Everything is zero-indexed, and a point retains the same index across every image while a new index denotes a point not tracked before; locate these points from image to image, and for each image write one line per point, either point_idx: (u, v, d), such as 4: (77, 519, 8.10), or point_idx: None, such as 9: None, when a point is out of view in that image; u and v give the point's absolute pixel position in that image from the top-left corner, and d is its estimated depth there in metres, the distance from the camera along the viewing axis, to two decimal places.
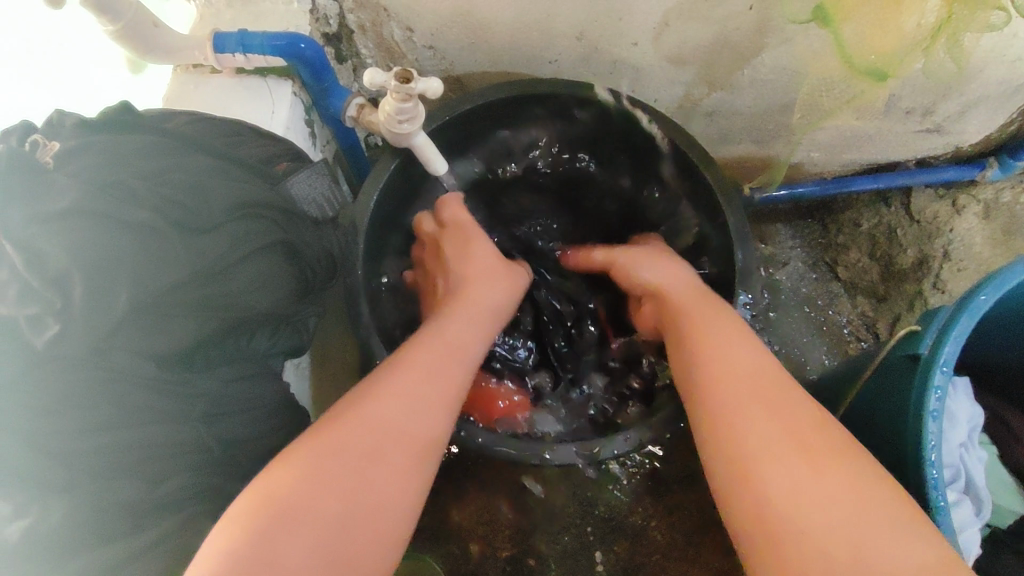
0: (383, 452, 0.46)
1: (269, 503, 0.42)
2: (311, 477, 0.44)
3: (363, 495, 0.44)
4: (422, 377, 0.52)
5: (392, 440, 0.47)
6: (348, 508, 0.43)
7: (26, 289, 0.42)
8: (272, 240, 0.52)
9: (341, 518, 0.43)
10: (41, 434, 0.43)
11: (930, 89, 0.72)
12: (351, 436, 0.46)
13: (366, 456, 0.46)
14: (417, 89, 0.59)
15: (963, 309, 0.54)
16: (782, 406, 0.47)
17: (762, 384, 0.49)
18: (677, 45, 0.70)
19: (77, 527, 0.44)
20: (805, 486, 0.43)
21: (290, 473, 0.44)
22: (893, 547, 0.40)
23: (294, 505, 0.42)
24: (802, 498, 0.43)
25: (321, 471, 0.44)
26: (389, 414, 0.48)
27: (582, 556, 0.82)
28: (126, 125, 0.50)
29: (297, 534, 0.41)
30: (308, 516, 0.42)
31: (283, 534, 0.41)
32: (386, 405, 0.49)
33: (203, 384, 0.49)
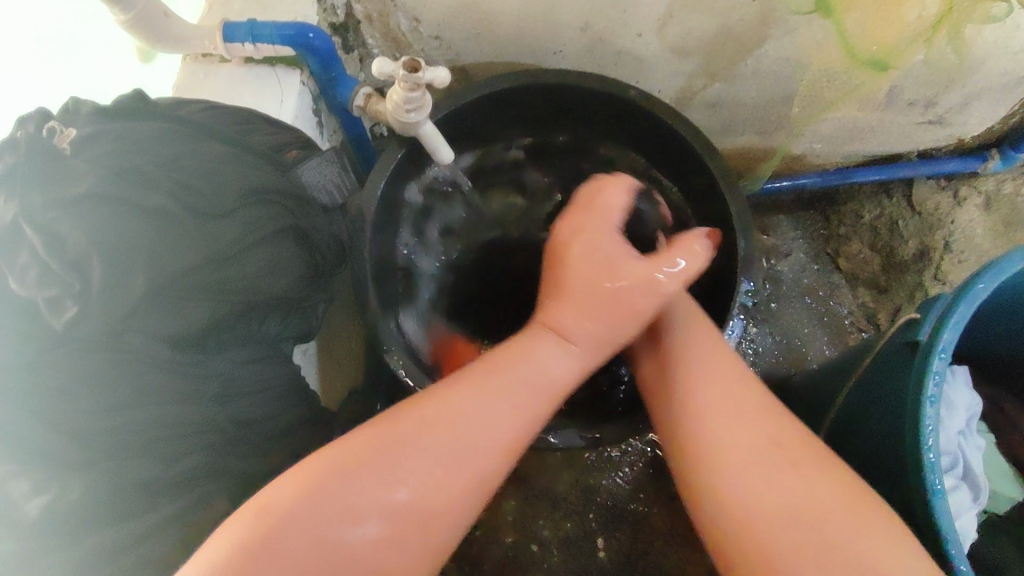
0: (439, 468, 0.45)
1: (297, 507, 0.41)
2: (354, 481, 0.42)
3: (402, 505, 0.43)
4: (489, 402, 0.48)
5: (458, 463, 0.45)
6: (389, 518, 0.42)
7: (45, 272, 0.44)
8: (284, 226, 0.53)
9: (373, 529, 0.42)
10: (60, 412, 0.44)
11: (934, 80, 0.72)
12: (395, 449, 0.44)
13: (425, 471, 0.44)
14: (425, 78, 0.60)
15: (962, 296, 0.55)
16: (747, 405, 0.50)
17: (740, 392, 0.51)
18: (681, 37, 0.71)
19: (95, 503, 0.44)
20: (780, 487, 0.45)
21: (339, 466, 0.43)
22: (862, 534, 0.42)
23: (340, 502, 0.41)
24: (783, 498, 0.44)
25: (372, 475, 0.43)
26: (459, 440, 0.46)
27: (585, 542, 0.83)
28: (139, 112, 0.51)
29: (308, 527, 0.40)
30: (331, 522, 0.41)
31: (296, 530, 0.40)
32: (462, 431, 0.46)
33: (216, 364, 0.50)
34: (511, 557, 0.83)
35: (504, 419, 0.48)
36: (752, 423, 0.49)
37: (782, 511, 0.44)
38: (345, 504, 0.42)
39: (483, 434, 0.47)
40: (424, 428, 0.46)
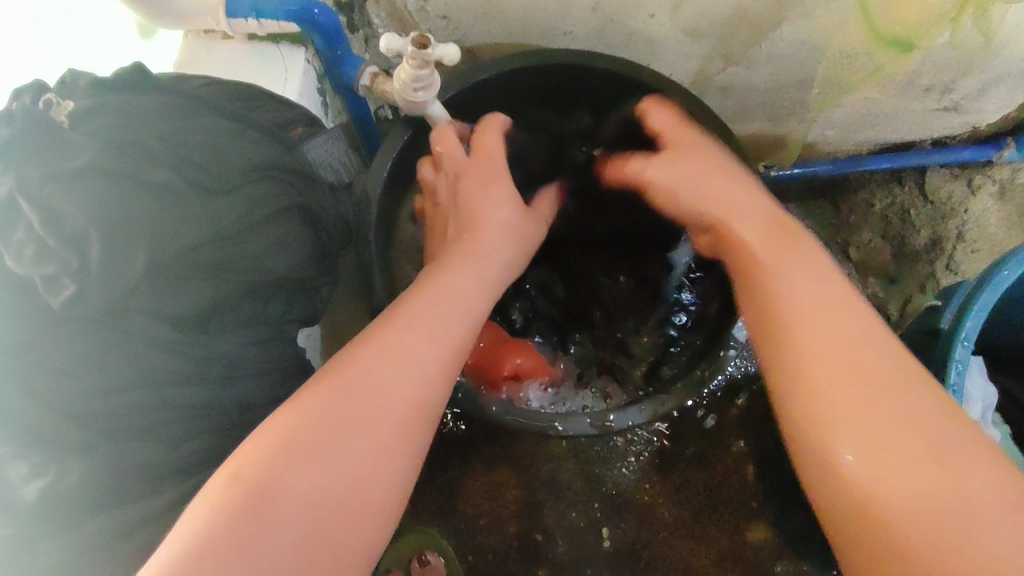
0: (377, 418, 0.42)
1: (258, 490, 0.38)
2: (307, 446, 0.40)
3: (351, 468, 0.40)
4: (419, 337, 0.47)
5: (389, 407, 0.43)
6: (339, 483, 0.39)
7: (42, 247, 0.42)
8: (289, 203, 0.51)
9: (336, 495, 0.39)
10: (60, 393, 0.43)
11: (952, 65, 0.70)
12: (342, 410, 0.41)
13: (360, 423, 0.41)
14: (434, 56, 0.57)
15: (986, 284, 0.54)
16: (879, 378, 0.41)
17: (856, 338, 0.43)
18: (695, 18, 0.69)
19: (96, 487, 0.43)
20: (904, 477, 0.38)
21: (269, 445, 0.39)
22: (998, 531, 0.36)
23: (281, 484, 0.38)
24: (915, 488, 0.38)
25: (313, 451, 0.39)
26: (394, 381, 0.44)
27: (589, 531, 0.82)
28: (141, 84, 0.49)
29: (281, 504, 0.38)
30: (287, 497, 0.38)
31: (267, 509, 0.37)
32: (397, 371, 0.44)
33: (219, 346, 0.48)
34: (514, 546, 0.82)
35: (437, 354, 0.47)
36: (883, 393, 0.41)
37: (920, 513, 0.37)
38: (291, 485, 0.38)
39: (413, 372, 0.45)
40: (359, 375, 0.43)
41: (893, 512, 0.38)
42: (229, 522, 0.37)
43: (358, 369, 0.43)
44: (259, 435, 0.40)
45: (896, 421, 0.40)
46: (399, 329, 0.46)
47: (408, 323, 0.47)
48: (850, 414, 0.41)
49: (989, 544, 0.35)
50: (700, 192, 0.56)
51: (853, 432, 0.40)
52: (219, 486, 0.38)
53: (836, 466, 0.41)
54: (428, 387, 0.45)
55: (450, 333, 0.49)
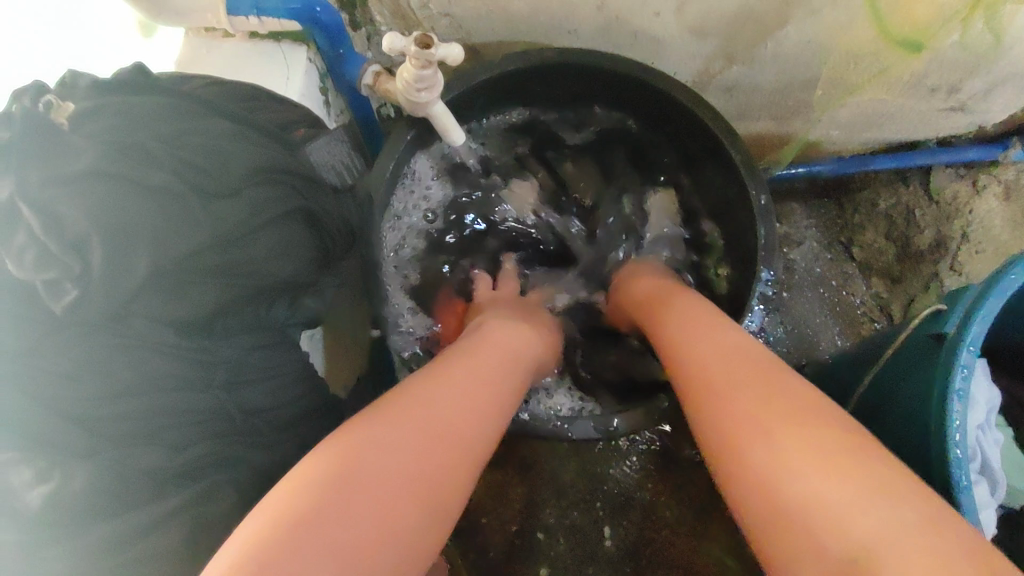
0: (425, 446, 0.41)
1: (310, 500, 0.36)
2: (355, 459, 0.39)
3: (387, 482, 0.38)
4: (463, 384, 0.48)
5: (439, 437, 0.42)
6: (383, 505, 0.38)
7: (42, 253, 0.41)
8: (293, 207, 0.51)
9: (381, 516, 0.37)
10: (64, 399, 0.42)
11: (961, 65, 0.69)
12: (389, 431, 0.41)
13: (404, 448, 0.40)
14: (438, 56, 0.57)
15: (992, 289, 0.53)
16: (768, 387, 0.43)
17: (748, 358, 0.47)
18: (700, 17, 0.68)
19: (101, 493, 0.43)
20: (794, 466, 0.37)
21: (327, 462, 0.38)
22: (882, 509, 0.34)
23: (328, 507, 0.36)
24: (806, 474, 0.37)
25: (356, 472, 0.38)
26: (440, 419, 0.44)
27: (591, 530, 0.82)
28: (142, 86, 0.49)
29: (331, 515, 0.36)
30: (336, 512, 0.36)
31: (317, 521, 0.35)
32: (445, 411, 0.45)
33: (223, 351, 0.48)
34: (516, 545, 0.82)
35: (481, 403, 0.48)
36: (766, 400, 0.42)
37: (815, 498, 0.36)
38: (339, 509, 0.36)
39: (454, 409, 0.45)
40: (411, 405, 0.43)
41: (766, 482, 0.38)
42: (289, 550, 0.34)
43: (398, 403, 0.43)
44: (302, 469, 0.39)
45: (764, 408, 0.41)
46: (435, 379, 0.47)
47: (449, 375, 0.48)
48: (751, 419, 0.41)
49: (871, 521, 0.33)
50: (661, 289, 0.67)
51: (752, 433, 0.40)
52: (264, 517, 0.36)
53: (740, 464, 0.40)
54: (472, 426, 0.45)
55: (488, 385, 0.50)
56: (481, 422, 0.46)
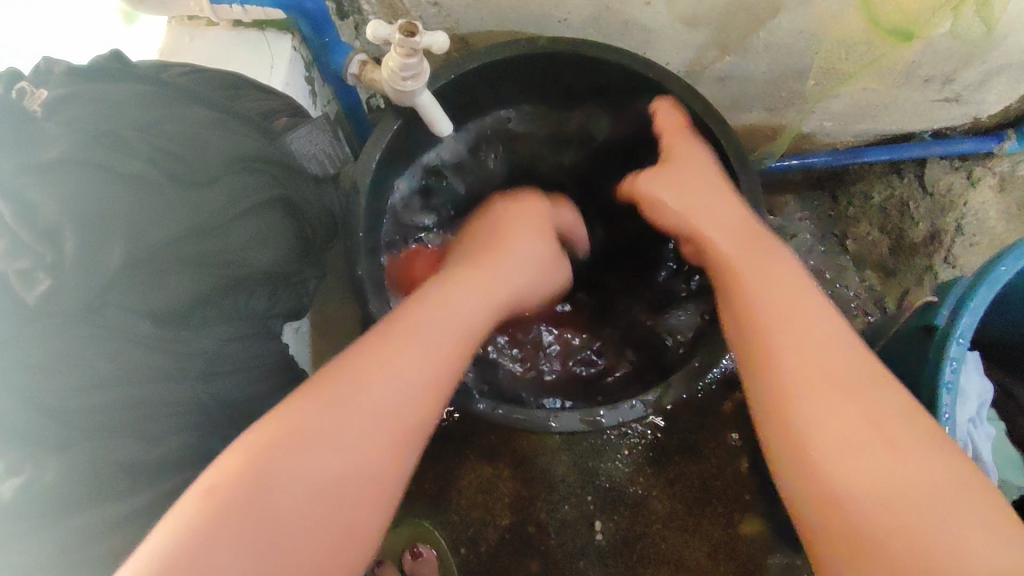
0: (371, 426, 0.42)
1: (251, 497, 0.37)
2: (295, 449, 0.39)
3: (343, 472, 0.40)
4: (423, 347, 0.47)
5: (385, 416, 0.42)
6: (314, 493, 0.39)
7: (15, 243, 0.41)
8: (272, 196, 0.50)
9: (321, 505, 0.39)
10: (40, 390, 0.42)
11: (954, 55, 0.68)
12: (332, 412, 0.41)
13: (353, 430, 0.41)
14: (422, 44, 0.56)
15: (982, 280, 0.53)
16: (833, 388, 0.43)
17: (855, 359, 0.44)
18: (692, 6, 0.67)
19: (73, 485, 0.42)
20: (859, 474, 0.39)
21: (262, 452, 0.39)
22: (952, 521, 0.36)
23: (262, 493, 0.37)
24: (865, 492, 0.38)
25: (294, 461, 0.39)
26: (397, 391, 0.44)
27: (582, 524, 0.82)
28: (117, 72, 0.48)
29: (272, 514, 0.37)
30: (276, 513, 0.37)
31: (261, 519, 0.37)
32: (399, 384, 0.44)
33: (198, 342, 0.47)
34: (507, 539, 0.81)
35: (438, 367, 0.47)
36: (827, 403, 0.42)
37: (882, 510, 0.38)
38: (277, 499, 0.37)
39: (401, 376, 0.44)
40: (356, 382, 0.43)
41: (849, 503, 0.39)
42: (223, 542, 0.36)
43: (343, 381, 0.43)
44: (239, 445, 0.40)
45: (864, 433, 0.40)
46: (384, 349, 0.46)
47: (409, 335, 0.47)
48: (819, 417, 0.42)
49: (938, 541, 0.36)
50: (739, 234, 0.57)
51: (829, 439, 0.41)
52: (200, 501, 0.37)
53: (804, 465, 0.41)
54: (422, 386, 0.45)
55: (443, 338, 0.48)
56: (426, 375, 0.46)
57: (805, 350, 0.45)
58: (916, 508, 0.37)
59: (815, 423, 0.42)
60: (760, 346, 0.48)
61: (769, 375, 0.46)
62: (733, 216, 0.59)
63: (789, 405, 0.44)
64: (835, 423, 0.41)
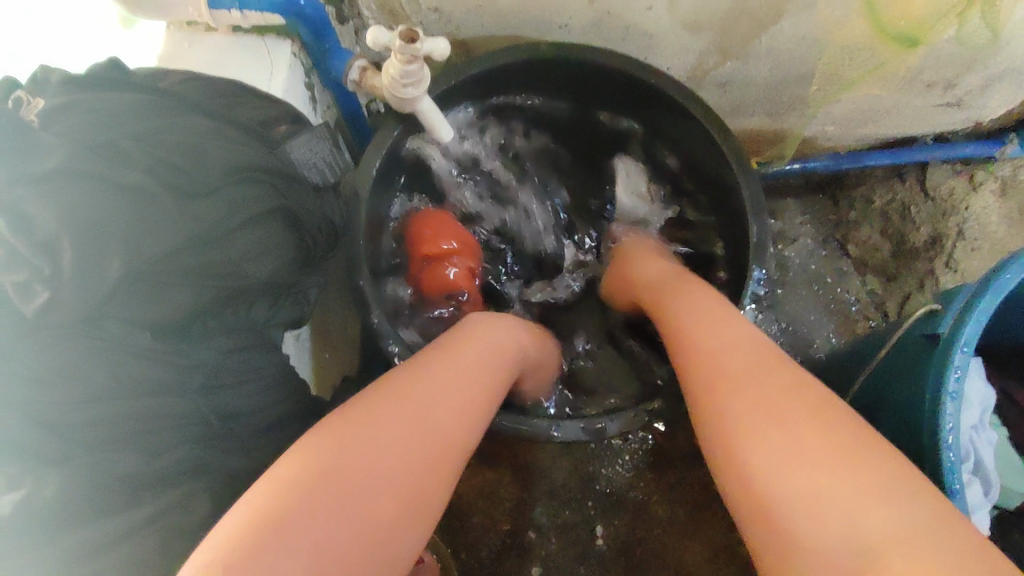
0: (411, 435, 0.41)
1: (283, 501, 0.35)
2: (338, 454, 0.38)
3: (383, 475, 0.38)
4: (452, 371, 0.48)
5: (430, 428, 0.42)
6: (346, 513, 0.36)
7: (13, 254, 0.40)
8: (272, 207, 0.50)
9: (345, 525, 0.36)
10: (36, 405, 0.41)
11: (958, 60, 0.68)
12: (368, 420, 0.41)
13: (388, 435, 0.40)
14: (423, 51, 0.56)
15: (986, 288, 0.52)
16: (757, 383, 0.43)
17: (766, 361, 0.44)
18: (694, 12, 0.67)
19: (72, 500, 0.42)
20: (794, 469, 0.37)
21: (302, 466, 0.37)
22: (893, 512, 0.34)
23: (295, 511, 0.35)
24: (802, 482, 0.37)
25: (329, 481, 0.37)
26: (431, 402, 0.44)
27: (583, 530, 0.81)
28: (116, 82, 0.48)
29: (311, 517, 0.35)
30: (311, 512, 0.35)
31: (300, 523, 0.35)
32: (434, 399, 0.44)
33: (197, 354, 0.47)
34: (508, 545, 0.81)
35: (472, 392, 0.48)
36: (757, 399, 0.42)
37: (816, 501, 0.36)
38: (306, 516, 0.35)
39: (441, 400, 0.44)
40: (399, 394, 0.43)
41: (788, 504, 0.36)
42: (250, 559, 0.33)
43: (382, 395, 0.43)
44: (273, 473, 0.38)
45: (800, 429, 0.39)
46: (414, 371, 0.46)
47: (441, 364, 0.48)
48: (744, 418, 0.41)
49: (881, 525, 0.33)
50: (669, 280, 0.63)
51: (756, 434, 0.40)
52: (241, 513, 0.35)
53: (737, 472, 0.40)
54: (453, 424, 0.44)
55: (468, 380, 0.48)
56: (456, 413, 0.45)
57: (728, 352, 0.47)
58: (850, 491, 0.35)
59: (741, 423, 0.41)
60: (693, 374, 0.48)
61: (703, 394, 0.45)
62: (670, 269, 0.65)
63: (719, 409, 0.43)
64: (760, 421, 0.40)
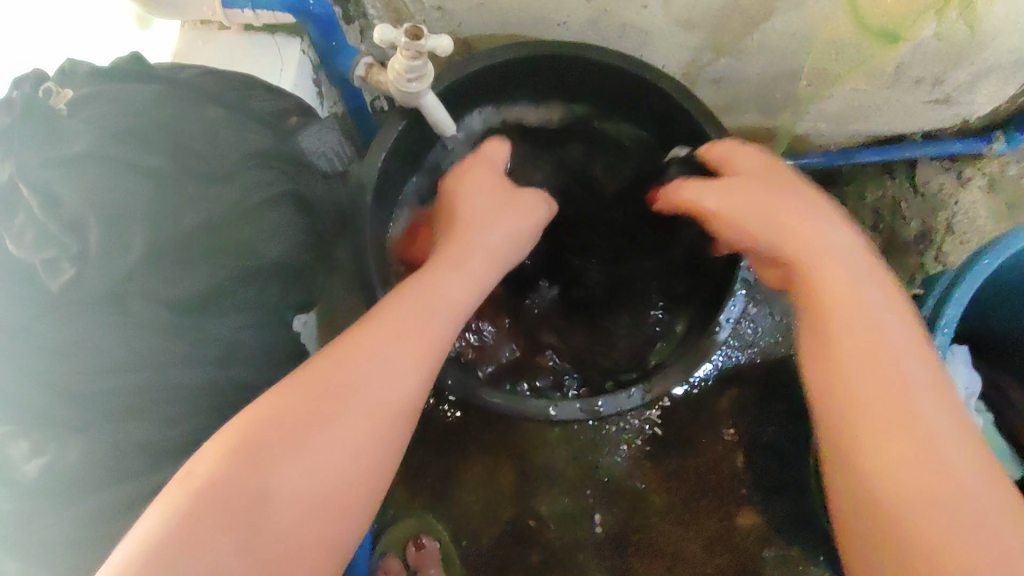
0: (367, 404, 0.43)
1: (243, 457, 0.39)
2: (298, 420, 0.41)
3: (339, 445, 0.41)
4: (419, 328, 0.48)
5: (382, 396, 0.44)
6: (300, 500, 0.39)
7: (41, 233, 0.43)
8: (284, 190, 0.52)
9: (310, 500, 0.40)
10: (60, 376, 0.44)
11: (943, 56, 0.71)
12: (330, 390, 0.43)
13: (345, 412, 0.42)
14: (428, 46, 0.58)
15: (967, 271, 0.55)
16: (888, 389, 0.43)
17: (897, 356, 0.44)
18: (687, 9, 0.70)
19: (95, 466, 0.44)
20: (897, 479, 0.40)
21: (269, 427, 0.41)
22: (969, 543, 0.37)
23: (267, 491, 0.38)
24: (905, 493, 0.40)
25: (301, 444, 0.40)
26: (388, 372, 0.45)
27: (582, 517, 0.83)
28: (137, 74, 0.51)
29: (268, 481, 0.39)
30: (270, 479, 0.39)
31: (262, 487, 0.39)
32: (387, 364, 0.45)
33: (215, 328, 0.49)
34: (508, 531, 0.83)
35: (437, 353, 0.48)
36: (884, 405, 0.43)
37: (905, 510, 0.39)
38: (274, 497, 0.39)
39: (405, 365, 0.46)
40: (360, 356, 0.45)
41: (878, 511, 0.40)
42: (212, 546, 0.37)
43: (345, 356, 0.45)
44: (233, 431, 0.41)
45: (916, 442, 0.41)
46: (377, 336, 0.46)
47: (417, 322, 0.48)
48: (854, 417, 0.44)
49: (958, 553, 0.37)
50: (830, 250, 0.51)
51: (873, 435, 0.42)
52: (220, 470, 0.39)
53: (847, 461, 0.43)
54: (397, 389, 0.45)
55: (435, 342, 0.48)
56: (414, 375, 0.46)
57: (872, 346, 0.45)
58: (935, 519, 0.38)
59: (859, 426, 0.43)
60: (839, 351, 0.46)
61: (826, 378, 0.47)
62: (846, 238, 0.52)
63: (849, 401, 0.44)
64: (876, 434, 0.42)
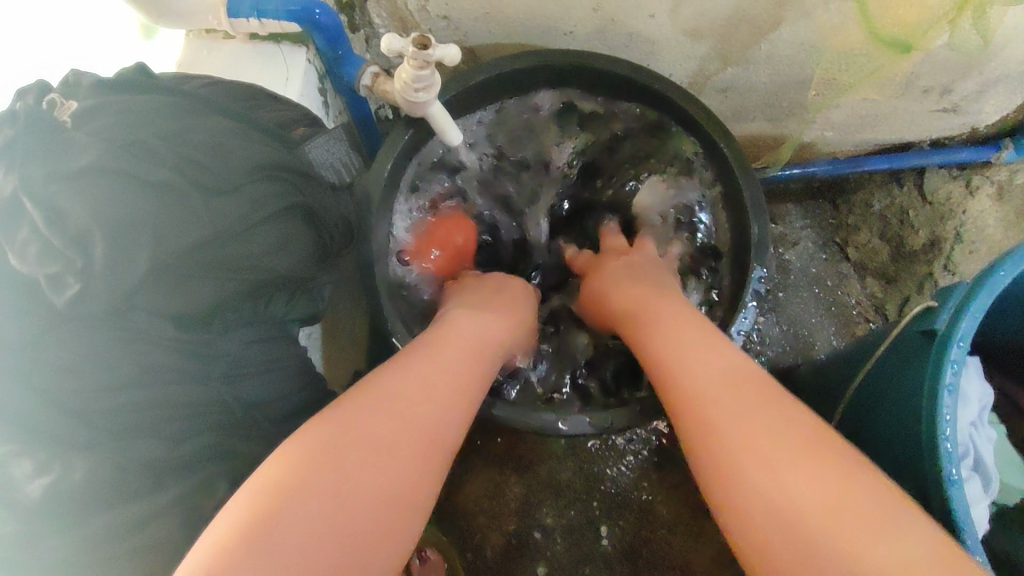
0: (397, 436, 0.41)
1: (268, 493, 0.36)
2: (328, 454, 0.39)
3: (372, 480, 0.39)
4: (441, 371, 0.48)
5: (412, 426, 0.42)
6: (321, 526, 0.36)
7: (46, 247, 0.42)
8: (292, 203, 0.52)
9: (329, 530, 0.36)
10: (63, 393, 0.43)
11: (954, 65, 0.70)
12: (353, 428, 0.41)
13: (381, 443, 0.40)
14: (435, 56, 0.57)
15: (982, 284, 0.54)
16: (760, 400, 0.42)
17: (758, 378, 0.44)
18: (695, 18, 0.69)
19: (99, 484, 0.44)
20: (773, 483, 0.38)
21: (295, 464, 0.38)
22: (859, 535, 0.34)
23: (276, 517, 0.35)
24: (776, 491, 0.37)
25: (327, 473, 0.38)
26: (421, 405, 0.44)
27: (589, 530, 0.82)
28: (144, 86, 0.50)
29: (294, 508, 0.36)
30: (293, 513, 0.36)
31: (282, 516, 0.35)
32: (419, 401, 0.44)
33: (223, 344, 0.49)
34: (512, 544, 0.82)
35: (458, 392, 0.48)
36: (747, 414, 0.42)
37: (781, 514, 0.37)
38: (292, 514, 0.35)
39: (432, 406, 0.45)
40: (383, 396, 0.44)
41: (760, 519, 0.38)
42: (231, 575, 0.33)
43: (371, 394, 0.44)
44: (267, 468, 0.38)
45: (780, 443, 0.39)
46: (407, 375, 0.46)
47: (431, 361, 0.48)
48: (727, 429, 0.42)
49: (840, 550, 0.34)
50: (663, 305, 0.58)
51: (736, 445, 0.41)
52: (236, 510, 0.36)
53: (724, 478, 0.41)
54: (429, 421, 0.44)
55: (452, 385, 0.48)
56: (444, 415, 0.45)
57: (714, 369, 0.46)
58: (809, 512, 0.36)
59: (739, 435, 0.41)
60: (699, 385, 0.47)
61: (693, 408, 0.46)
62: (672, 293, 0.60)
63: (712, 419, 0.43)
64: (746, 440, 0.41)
